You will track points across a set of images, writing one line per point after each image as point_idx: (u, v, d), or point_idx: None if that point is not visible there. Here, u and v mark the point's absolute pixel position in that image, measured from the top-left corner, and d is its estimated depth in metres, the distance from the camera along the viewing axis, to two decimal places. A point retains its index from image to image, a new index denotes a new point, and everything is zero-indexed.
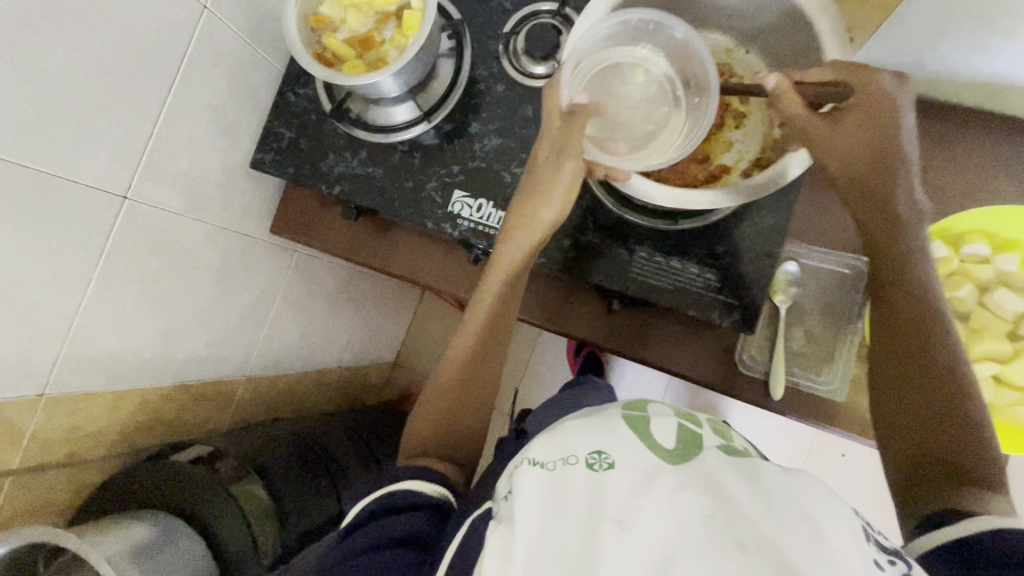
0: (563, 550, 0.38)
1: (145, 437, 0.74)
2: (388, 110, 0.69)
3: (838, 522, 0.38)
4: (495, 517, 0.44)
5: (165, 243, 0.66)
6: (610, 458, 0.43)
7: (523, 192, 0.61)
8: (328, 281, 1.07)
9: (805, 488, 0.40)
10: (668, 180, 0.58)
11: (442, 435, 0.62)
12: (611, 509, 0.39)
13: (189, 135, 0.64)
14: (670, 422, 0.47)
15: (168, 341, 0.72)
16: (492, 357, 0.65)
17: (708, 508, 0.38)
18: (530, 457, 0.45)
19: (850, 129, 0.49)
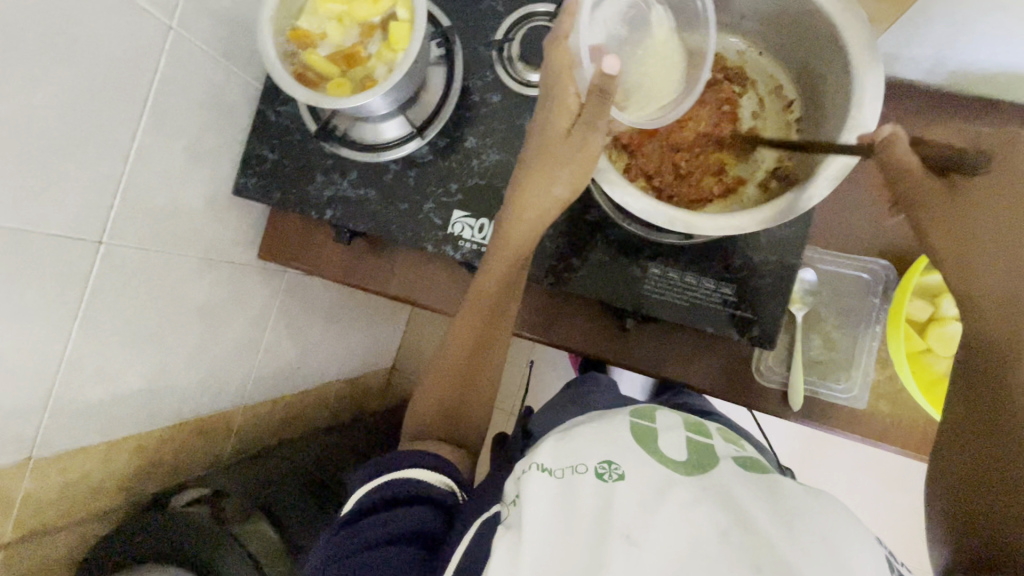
0: (570, 554, 0.38)
1: (144, 482, 0.71)
2: (378, 127, 0.65)
3: (858, 545, 0.37)
4: (503, 525, 0.43)
5: (149, 284, 0.62)
6: (620, 469, 0.42)
7: (532, 158, 0.55)
8: (323, 297, 1.03)
9: (823, 509, 0.39)
10: (680, 196, 0.56)
11: (442, 423, 0.63)
12: (619, 523, 0.38)
13: (164, 167, 0.59)
14: (680, 435, 0.47)
15: (161, 383, 0.68)
16: (493, 355, 0.64)
17: (724, 525, 0.38)
18: (539, 463, 0.44)
19: (981, 200, 0.48)
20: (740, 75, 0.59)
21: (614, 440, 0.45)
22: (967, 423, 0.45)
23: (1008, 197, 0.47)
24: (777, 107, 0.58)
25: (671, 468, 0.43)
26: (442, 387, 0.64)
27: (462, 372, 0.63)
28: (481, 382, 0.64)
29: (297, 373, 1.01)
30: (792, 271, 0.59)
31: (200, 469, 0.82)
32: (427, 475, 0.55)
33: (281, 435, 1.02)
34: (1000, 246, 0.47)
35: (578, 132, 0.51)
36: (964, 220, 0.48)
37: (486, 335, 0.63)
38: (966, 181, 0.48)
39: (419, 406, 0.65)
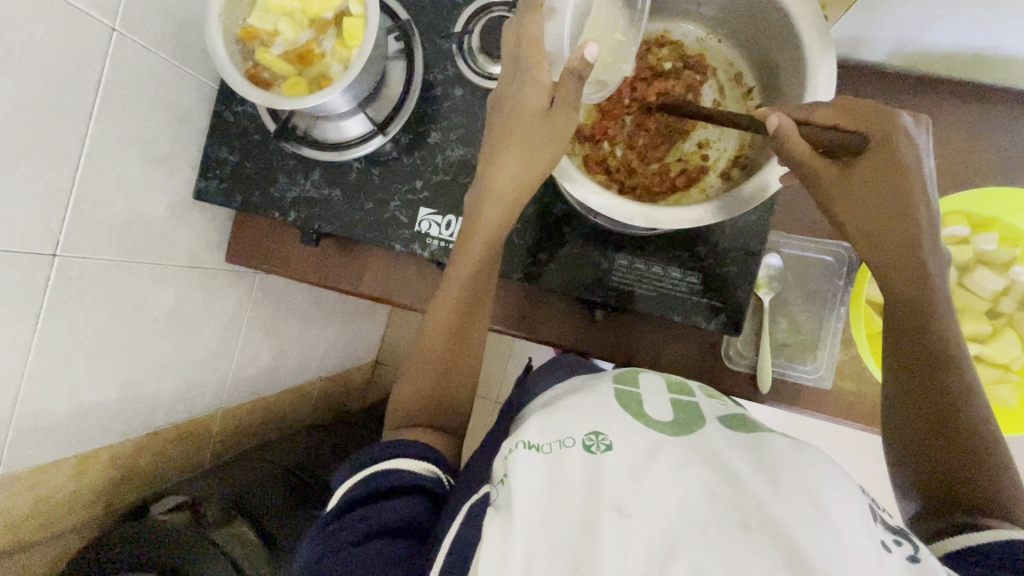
0: (561, 533, 0.36)
1: (122, 492, 0.71)
2: (339, 125, 0.64)
3: (845, 499, 0.37)
4: (493, 506, 0.41)
5: (110, 295, 0.60)
6: (608, 439, 0.41)
7: (506, 129, 0.53)
8: (298, 297, 1.02)
9: (809, 464, 0.39)
10: (649, 185, 0.56)
11: (426, 411, 0.57)
12: (610, 493, 0.37)
13: (118, 174, 0.58)
14: (665, 397, 0.48)
15: (133, 393, 0.67)
16: (476, 335, 0.60)
17: (713, 485, 0.37)
18: (525, 440, 0.42)
19: (871, 183, 0.46)
20: (699, 63, 0.59)
21: (601, 411, 0.43)
22: (909, 389, 0.48)
23: (880, 185, 0.46)
24: (737, 94, 0.59)
25: (659, 429, 0.42)
26: (426, 370, 0.58)
27: (441, 360, 0.58)
28: (466, 364, 0.60)
29: (276, 374, 1.00)
30: (757, 257, 0.59)
31: (179, 477, 0.82)
32: (408, 465, 0.50)
33: (262, 437, 1.02)
34: (902, 225, 0.46)
35: (560, 108, 0.51)
36: (867, 206, 0.47)
37: (471, 311, 0.59)
38: (856, 164, 0.46)
39: (400, 396, 0.59)
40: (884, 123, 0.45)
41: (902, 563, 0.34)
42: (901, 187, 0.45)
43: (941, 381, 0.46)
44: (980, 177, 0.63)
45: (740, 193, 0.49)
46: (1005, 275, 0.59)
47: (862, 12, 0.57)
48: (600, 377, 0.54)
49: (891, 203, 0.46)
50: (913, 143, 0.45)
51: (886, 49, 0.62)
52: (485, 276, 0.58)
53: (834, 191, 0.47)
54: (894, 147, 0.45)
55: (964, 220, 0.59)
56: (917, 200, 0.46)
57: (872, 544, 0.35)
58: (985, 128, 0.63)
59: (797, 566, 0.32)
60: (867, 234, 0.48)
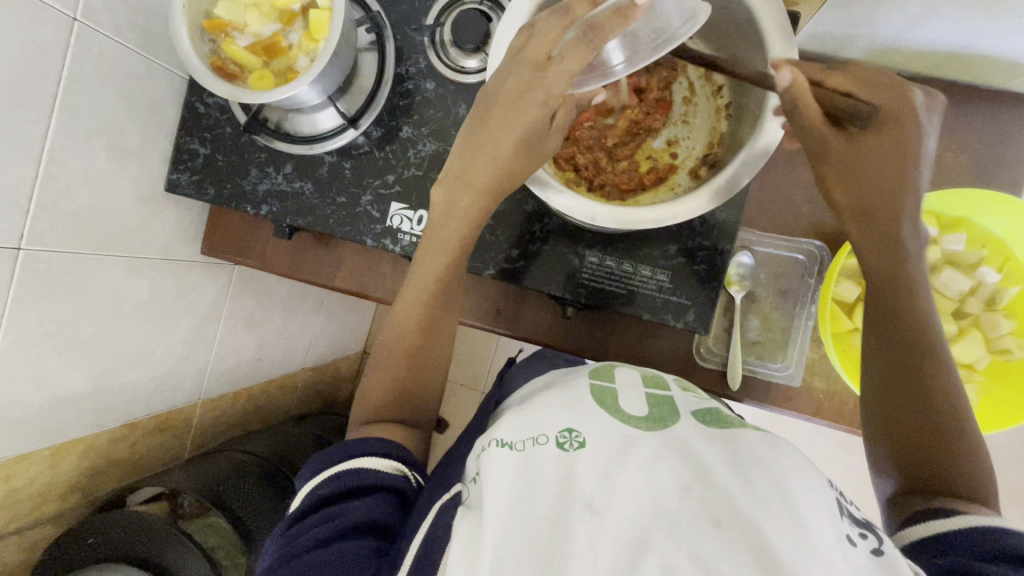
0: (532, 531, 0.36)
1: (99, 482, 0.72)
2: (312, 117, 0.63)
3: (815, 495, 0.36)
4: (464, 504, 0.42)
5: (79, 288, 0.60)
6: (581, 436, 0.41)
7: (477, 124, 0.53)
8: (280, 288, 1.01)
9: (779, 458, 0.38)
10: (612, 181, 0.56)
11: (395, 406, 0.57)
12: (582, 490, 0.37)
13: (83, 166, 0.58)
14: (639, 392, 0.48)
15: (107, 385, 0.67)
16: (445, 331, 0.59)
17: (685, 480, 0.37)
18: (499, 438, 0.42)
19: (874, 152, 0.49)
20: (668, 59, 0.58)
21: (572, 407, 0.44)
22: (888, 365, 0.50)
23: (880, 154, 0.49)
24: (706, 90, 0.58)
25: (633, 424, 0.43)
26: (392, 365, 0.57)
27: (413, 349, 0.57)
28: (435, 360, 0.59)
29: (258, 364, 1.00)
30: (726, 256, 0.60)
31: (158, 467, 0.82)
32: (368, 463, 0.49)
33: (244, 427, 1.02)
34: (897, 192, 0.49)
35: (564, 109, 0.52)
36: (864, 177, 0.49)
37: (439, 306, 0.58)
38: (860, 135, 0.50)
39: (368, 393, 0.58)
40: (895, 96, 0.49)
41: (867, 557, 0.34)
42: (903, 155, 0.48)
43: (914, 364, 0.48)
44: (953, 177, 0.63)
45: (720, 180, 0.49)
46: (971, 276, 0.59)
47: (836, 9, 0.56)
48: (577, 372, 0.55)
49: (890, 170, 0.49)
50: (920, 121, 0.49)
51: (861, 45, 0.62)
52: (454, 273, 0.57)
53: (834, 154, 0.50)
54: (902, 117, 0.48)
55: (933, 220, 0.59)
56: (910, 174, 0.49)
57: (840, 540, 0.34)
58: (958, 127, 0.63)
59: (765, 562, 0.32)
60: (864, 205, 0.50)
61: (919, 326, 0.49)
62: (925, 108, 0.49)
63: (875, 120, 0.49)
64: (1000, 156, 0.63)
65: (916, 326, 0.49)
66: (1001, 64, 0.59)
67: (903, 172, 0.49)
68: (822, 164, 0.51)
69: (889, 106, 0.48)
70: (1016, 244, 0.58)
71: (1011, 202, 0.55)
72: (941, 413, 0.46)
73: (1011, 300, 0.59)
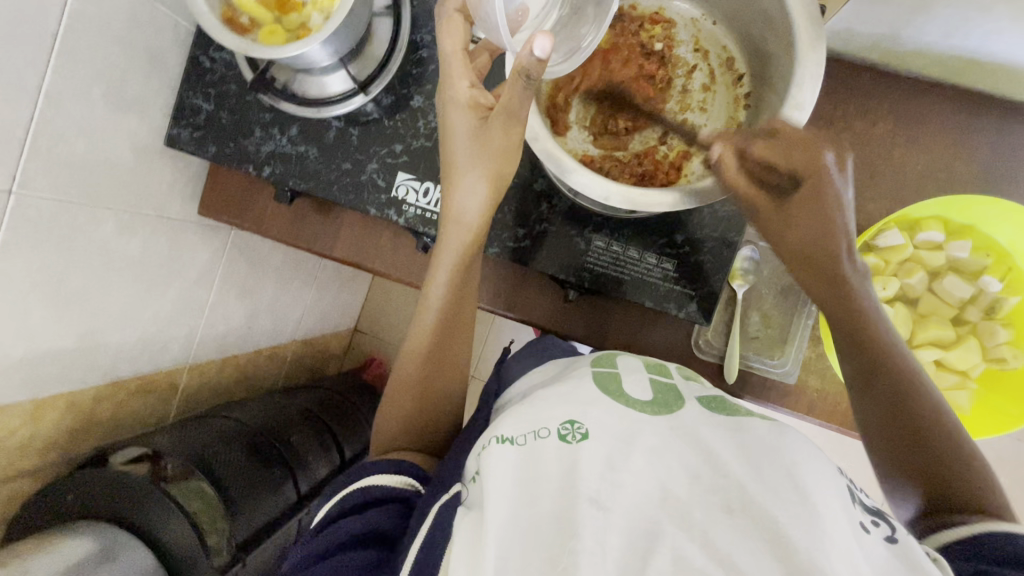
0: (536, 529, 0.36)
1: (82, 440, 0.70)
2: (321, 81, 0.62)
3: (824, 482, 0.36)
4: (463, 504, 0.42)
5: (70, 239, 0.58)
6: (584, 428, 0.40)
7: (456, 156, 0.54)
8: (274, 256, 0.99)
9: (786, 446, 0.39)
10: (616, 175, 0.54)
11: (409, 438, 0.58)
12: (586, 486, 0.36)
13: (80, 113, 0.56)
14: (644, 378, 0.48)
15: (92, 342, 0.66)
16: (456, 360, 0.60)
17: (694, 468, 0.37)
18: (499, 434, 0.42)
19: (802, 214, 0.45)
20: (691, 50, 0.59)
21: (573, 398, 0.43)
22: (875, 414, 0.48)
23: (801, 221, 0.46)
24: (727, 78, 0.58)
25: (638, 410, 0.43)
26: (403, 399, 0.58)
27: (423, 384, 0.58)
28: (447, 387, 0.60)
29: (247, 333, 0.99)
30: (733, 248, 0.59)
31: (141, 429, 0.81)
32: (372, 482, 0.51)
33: (231, 396, 1.01)
34: (820, 249, 0.45)
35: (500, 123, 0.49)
36: (792, 239, 0.47)
37: (447, 338, 0.59)
38: (790, 198, 0.46)
39: (383, 430, 0.59)
40: (811, 161, 0.44)
41: (881, 544, 0.34)
42: (830, 225, 0.44)
43: (902, 413, 0.46)
44: (963, 184, 0.64)
45: (670, 200, 0.48)
46: (972, 283, 0.60)
47: (864, 6, 0.55)
48: (576, 363, 0.54)
49: (812, 244, 0.46)
50: (835, 185, 0.44)
51: (882, 46, 0.62)
52: (456, 304, 0.57)
53: (762, 217, 0.47)
54: (818, 185, 0.44)
55: (942, 226, 0.59)
56: (839, 244, 0.45)
57: (855, 525, 0.34)
58: (971, 135, 0.64)
59: (778, 549, 0.32)
60: (806, 263, 0.47)
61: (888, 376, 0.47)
62: (836, 173, 0.44)
63: (798, 187, 0.46)
64: (1007, 167, 0.63)
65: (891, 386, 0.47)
66: (1016, 73, 0.59)
67: (823, 238, 0.45)
68: (754, 219, 0.49)
69: (808, 174, 0.44)
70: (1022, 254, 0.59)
71: (1020, 211, 0.55)
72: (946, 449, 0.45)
73: (1012, 311, 0.60)
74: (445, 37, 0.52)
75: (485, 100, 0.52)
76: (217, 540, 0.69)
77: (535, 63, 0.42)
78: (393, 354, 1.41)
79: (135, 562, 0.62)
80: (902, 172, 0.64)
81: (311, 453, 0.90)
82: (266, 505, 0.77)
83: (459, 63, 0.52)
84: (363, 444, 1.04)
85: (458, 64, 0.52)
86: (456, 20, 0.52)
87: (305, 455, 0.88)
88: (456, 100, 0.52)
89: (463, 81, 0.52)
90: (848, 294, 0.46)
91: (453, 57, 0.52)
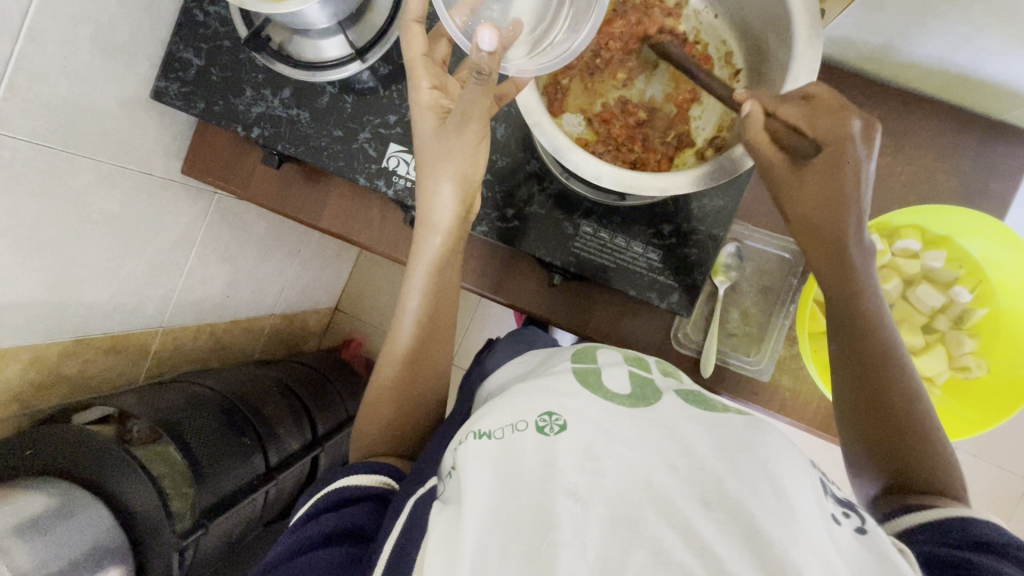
0: (517, 520, 0.36)
1: (45, 396, 0.68)
2: (317, 44, 0.61)
3: (797, 475, 0.37)
4: (440, 499, 0.42)
5: (46, 184, 0.57)
6: (562, 419, 0.40)
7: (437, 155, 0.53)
8: (257, 225, 0.97)
9: (763, 441, 0.39)
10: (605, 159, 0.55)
11: (387, 440, 0.57)
12: (566, 480, 0.37)
13: (63, 55, 0.54)
14: (622, 370, 0.48)
15: (64, 295, 0.64)
16: (440, 342, 0.60)
17: (671, 459, 0.38)
18: (477, 429, 0.42)
19: (812, 177, 0.46)
20: (694, 43, 0.60)
21: (551, 389, 0.43)
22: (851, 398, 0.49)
23: (822, 190, 0.46)
24: (725, 72, 0.59)
25: (616, 402, 0.43)
26: (382, 398, 0.58)
27: (404, 375, 0.58)
28: (431, 369, 0.60)
29: (224, 302, 0.97)
30: (718, 243, 0.60)
31: (108, 390, 0.79)
32: (351, 481, 0.51)
33: (204, 365, 0.99)
34: (827, 210, 0.46)
35: (452, 124, 0.50)
36: (810, 206, 0.47)
37: (429, 330, 0.58)
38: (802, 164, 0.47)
39: (366, 424, 0.58)
40: (838, 128, 0.44)
41: (851, 536, 0.35)
42: (839, 189, 0.45)
43: (882, 390, 0.47)
44: (942, 197, 0.65)
45: (670, 180, 0.49)
46: (944, 293, 0.62)
47: (860, 13, 0.56)
48: (555, 354, 0.54)
49: (823, 206, 0.46)
50: (860, 156, 0.44)
51: (874, 56, 0.63)
52: (440, 291, 0.57)
53: (779, 183, 0.48)
54: (844, 148, 0.44)
55: (920, 235, 0.61)
56: (847, 207, 0.45)
57: (826, 519, 0.35)
58: (952, 149, 0.65)
59: (754, 540, 0.33)
60: (808, 228, 0.48)
61: (879, 350, 0.48)
62: (863, 139, 0.44)
63: (817, 155, 0.46)
64: (985, 183, 0.65)
65: (892, 359, 0.48)
66: (1003, 92, 0.60)
67: (841, 202, 0.45)
68: (769, 185, 0.49)
69: (831, 139, 0.44)
70: (993, 268, 0.61)
71: (995, 227, 0.57)
72: (915, 435, 0.46)
73: (978, 321, 0.62)
74: (409, 44, 0.52)
75: (447, 103, 0.52)
76: (181, 506, 0.67)
77: (486, 58, 0.41)
78: (373, 336, 1.39)
79: (94, 521, 0.61)
80: (885, 181, 0.65)
81: (285, 428, 0.88)
82: (235, 474, 0.75)
83: (421, 64, 0.52)
84: (336, 422, 1.02)
85: (421, 66, 0.52)
86: (414, 30, 0.52)
87: (277, 428, 0.86)
88: (420, 104, 0.52)
89: (426, 81, 0.52)
90: (850, 261, 0.47)
91: (416, 58, 0.52)
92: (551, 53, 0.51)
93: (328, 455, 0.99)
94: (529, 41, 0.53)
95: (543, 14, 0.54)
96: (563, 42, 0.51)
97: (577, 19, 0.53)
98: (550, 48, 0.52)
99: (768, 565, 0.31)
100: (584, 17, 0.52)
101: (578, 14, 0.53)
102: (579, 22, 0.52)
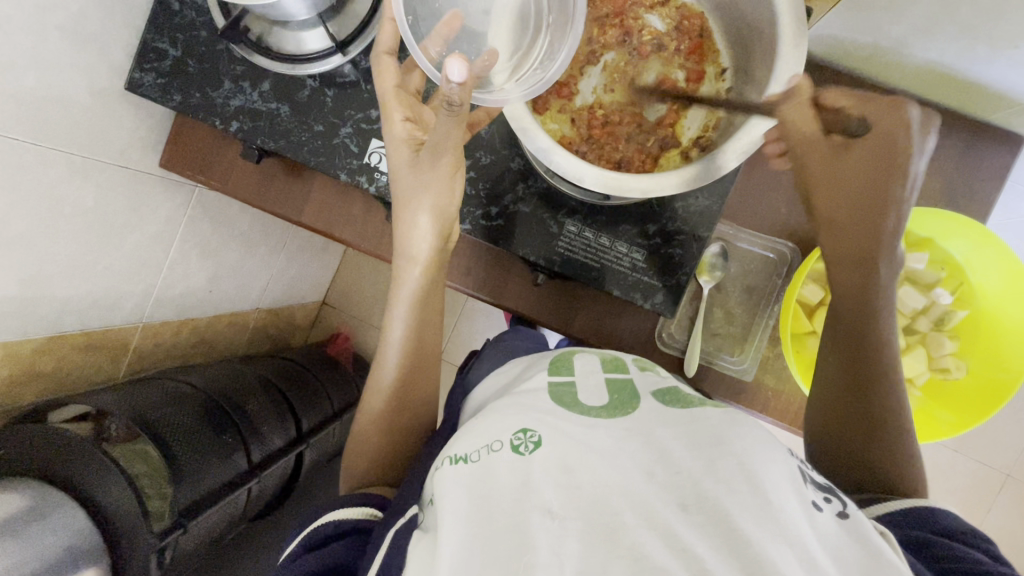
0: (494, 545, 0.35)
1: (22, 393, 0.67)
2: (298, 36, 0.60)
3: (774, 463, 0.37)
4: (420, 527, 0.42)
5: (16, 177, 0.55)
6: (536, 436, 0.40)
7: (406, 172, 0.52)
8: (240, 219, 0.96)
9: (741, 436, 0.38)
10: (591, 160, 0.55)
11: (376, 456, 0.57)
12: (542, 497, 0.36)
13: (32, 45, 0.52)
14: (599, 379, 0.48)
15: (38, 292, 0.62)
16: (430, 355, 0.60)
17: (648, 465, 0.37)
18: (453, 454, 0.43)
19: (852, 163, 0.47)
20: (676, 40, 0.58)
21: (530, 407, 0.43)
22: (835, 390, 0.51)
23: (864, 172, 0.47)
24: (713, 71, 0.59)
25: (592, 415, 0.43)
26: (372, 417, 0.57)
27: (393, 387, 0.57)
28: (423, 380, 0.59)
29: (207, 298, 0.95)
30: (703, 244, 0.60)
31: (88, 388, 0.78)
32: (335, 514, 0.50)
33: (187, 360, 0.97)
34: (857, 207, 0.48)
35: (426, 156, 0.50)
36: (839, 191, 0.48)
37: (419, 336, 0.57)
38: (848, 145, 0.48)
39: (355, 443, 0.58)
40: (894, 119, 0.46)
41: (832, 522, 0.35)
42: (878, 182, 0.47)
43: (869, 396, 0.49)
44: (930, 197, 0.65)
45: (642, 185, 0.49)
46: (927, 295, 0.62)
47: (848, 13, 0.56)
48: (538, 361, 0.54)
49: (859, 194, 0.47)
50: (912, 140, 0.46)
51: (863, 56, 0.63)
52: (429, 294, 0.56)
53: (817, 171, 0.49)
54: (894, 143, 0.46)
55: (903, 237, 0.62)
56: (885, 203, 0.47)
57: (805, 507, 0.35)
58: (942, 151, 0.65)
59: (733, 543, 0.32)
60: (837, 220, 0.49)
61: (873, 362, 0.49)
62: (918, 131, 0.46)
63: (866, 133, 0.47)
64: (971, 183, 0.65)
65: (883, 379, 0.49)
66: (988, 94, 0.61)
67: (874, 196, 0.47)
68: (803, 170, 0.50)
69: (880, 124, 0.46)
70: (972, 270, 0.62)
71: (978, 228, 0.58)
72: (888, 433, 0.48)
73: (957, 323, 0.63)
74: (380, 77, 0.53)
75: (419, 134, 0.53)
76: (159, 506, 0.66)
77: (456, 89, 0.41)
78: (362, 332, 1.38)
79: (70, 522, 0.60)
80: None
81: (270, 425, 0.87)
82: (216, 472, 0.74)
83: (394, 98, 0.53)
84: (321, 419, 1.01)
85: (393, 99, 0.52)
86: (387, 62, 0.53)
87: (261, 425, 0.85)
88: (393, 136, 0.52)
89: (399, 113, 0.53)
90: (866, 260, 0.48)
91: (388, 94, 0.53)
92: (521, 80, 0.51)
93: (313, 451, 0.98)
94: (507, 67, 0.53)
95: (526, 37, 0.54)
96: (531, 73, 0.52)
97: (556, 43, 0.52)
98: (523, 75, 0.52)
99: (747, 566, 0.31)
100: (563, 41, 0.52)
101: (559, 36, 0.52)
102: (556, 48, 0.52)
